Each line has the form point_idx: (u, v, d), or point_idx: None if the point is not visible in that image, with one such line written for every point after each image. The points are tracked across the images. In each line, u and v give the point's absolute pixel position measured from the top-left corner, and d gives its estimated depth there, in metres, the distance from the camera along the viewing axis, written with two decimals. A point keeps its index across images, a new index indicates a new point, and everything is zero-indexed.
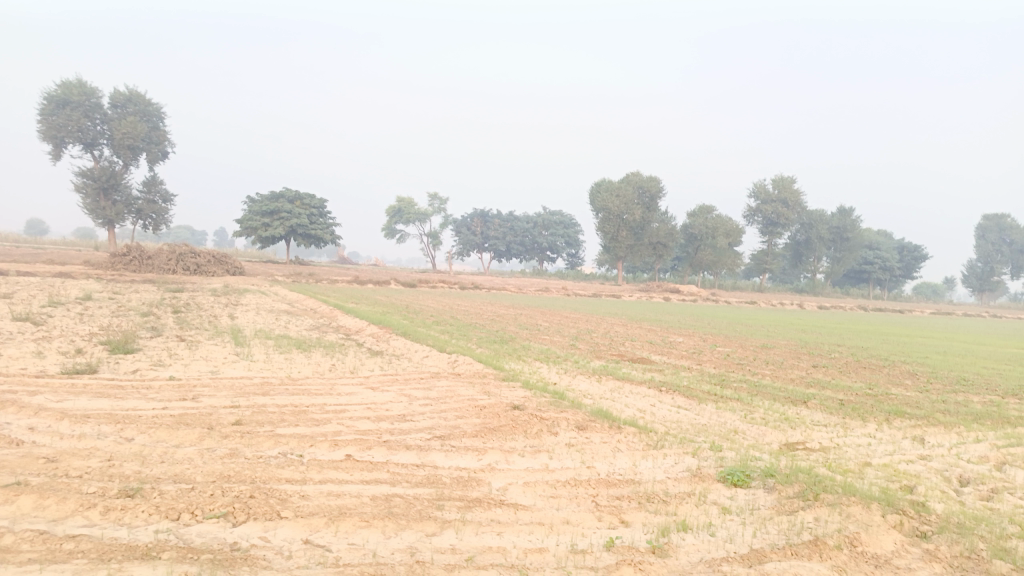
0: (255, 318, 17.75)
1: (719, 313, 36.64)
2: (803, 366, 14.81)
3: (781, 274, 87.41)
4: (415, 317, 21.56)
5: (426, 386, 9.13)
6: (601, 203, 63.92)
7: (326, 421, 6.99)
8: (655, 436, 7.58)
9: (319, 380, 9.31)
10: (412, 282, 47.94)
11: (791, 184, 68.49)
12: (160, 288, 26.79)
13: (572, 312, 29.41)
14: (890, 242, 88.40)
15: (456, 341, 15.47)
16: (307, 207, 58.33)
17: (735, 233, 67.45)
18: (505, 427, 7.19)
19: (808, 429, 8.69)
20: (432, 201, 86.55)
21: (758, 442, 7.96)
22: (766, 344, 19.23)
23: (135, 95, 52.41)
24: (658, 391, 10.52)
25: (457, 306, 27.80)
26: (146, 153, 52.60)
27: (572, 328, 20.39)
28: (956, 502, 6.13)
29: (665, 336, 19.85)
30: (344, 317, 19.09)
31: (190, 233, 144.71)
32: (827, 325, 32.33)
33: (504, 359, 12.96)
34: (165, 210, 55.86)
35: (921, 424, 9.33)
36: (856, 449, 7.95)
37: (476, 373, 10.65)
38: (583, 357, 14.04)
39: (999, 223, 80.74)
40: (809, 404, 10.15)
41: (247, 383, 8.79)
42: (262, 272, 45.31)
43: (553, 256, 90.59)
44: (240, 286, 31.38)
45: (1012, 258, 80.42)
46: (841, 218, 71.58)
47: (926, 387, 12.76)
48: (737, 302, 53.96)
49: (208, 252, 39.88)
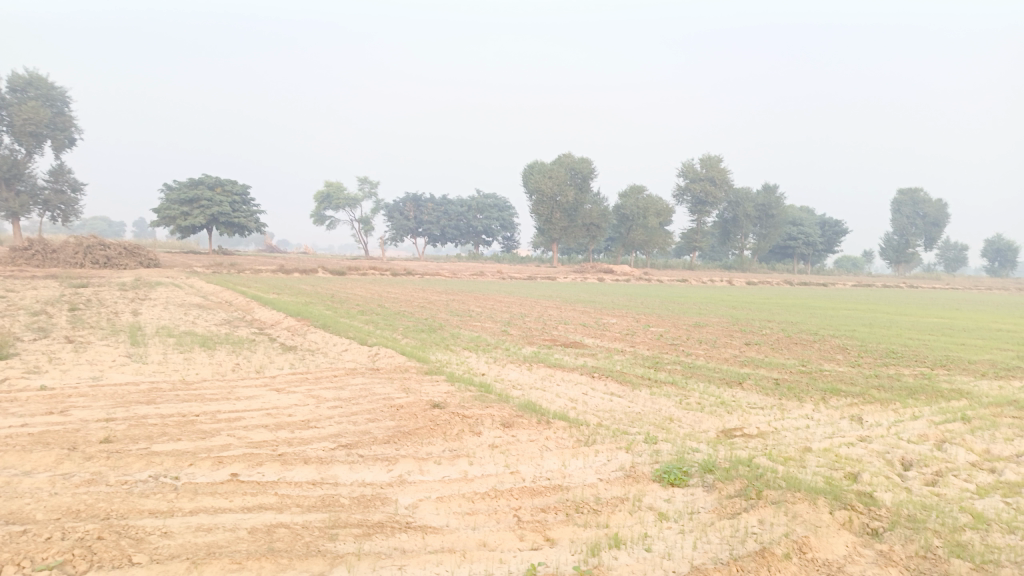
0: (162, 313, 16.44)
1: (651, 292, 36.86)
2: (736, 344, 14.60)
3: (710, 251, 89.12)
4: (339, 306, 20.52)
5: (338, 385, 8.33)
6: (534, 185, 63.43)
7: (214, 434, 6.12)
8: (586, 430, 7.01)
9: (217, 384, 8.37)
10: (341, 269, 46.46)
11: (718, 163, 69.61)
12: (63, 284, 24.89)
13: (504, 296, 28.87)
14: (813, 218, 91.07)
15: (379, 331, 14.61)
16: (229, 194, 55.88)
17: (666, 213, 68.24)
18: (422, 429, 6.48)
19: (746, 413, 8.28)
20: (363, 185, 84.47)
21: (694, 430, 7.49)
22: (698, 322, 19.09)
23: (36, 78, 49.06)
24: (590, 378, 9.97)
25: (385, 294, 26.88)
26: (51, 140, 49.25)
27: (503, 313, 19.74)
28: (903, 490, 5.74)
29: (598, 318, 19.45)
30: (260, 310, 17.93)
31: (106, 225, 137.80)
32: (756, 301, 32.81)
33: (429, 350, 12.19)
34: (75, 200, 52.69)
35: (857, 402, 9.06)
36: (796, 433, 7.58)
37: (395, 367, 9.86)
38: (514, 344, 13.43)
39: (912, 198, 84.23)
40: (744, 385, 9.78)
41: (132, 391, 7.77)
42: (180, 263, 43.08)
43: (488, 240, 89.98)
44: (154, 279, 29.54)
45: (925, 231, 84.26)
46: (767, 196, 73.22)
47: (858, 362, 12.63)
48: (669, 280, 54.61)
49: (118, 244, 37.56)
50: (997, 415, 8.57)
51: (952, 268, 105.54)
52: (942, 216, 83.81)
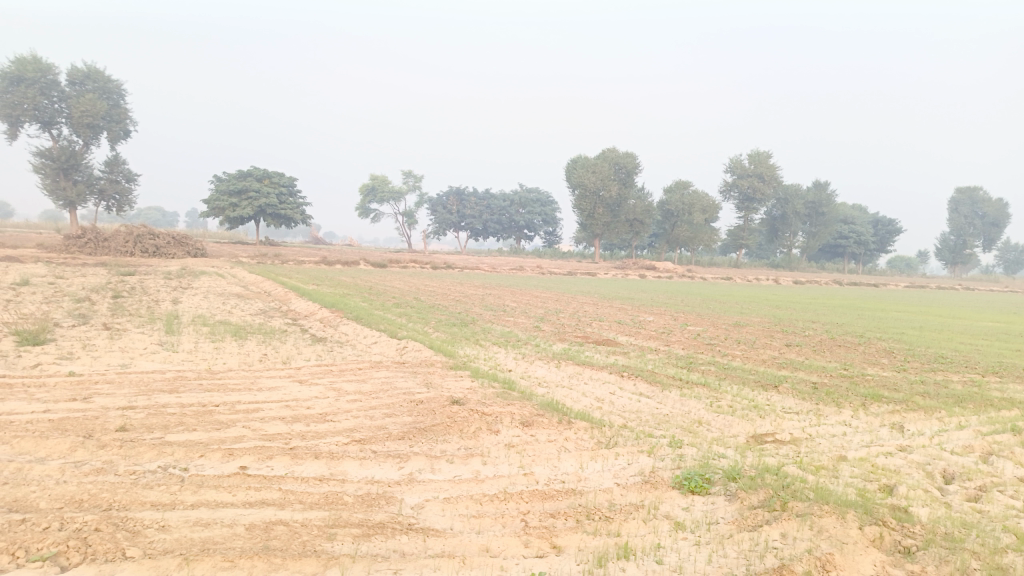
0: (201, 302, 16.68)
1: (693, 290, 36.26)
2: (775, 345, 14.14)
3: (756, 249, 87.39)
4: (375, 299, 20.55)
5: (362, 378, 8.28)
6: (578, 179, 62.91)
7: (230, 426, 6.12)
8: (609, 431, 6.79)
9: (241, 374, 8.38)
10: (382, 262, 46.81)
11: (767, 159, 68.09)
12: (111, 272, 25.53)
13: (542, 291, 28.66)
14: (865, 216, 88.54)
15: (411, 325, 14.56)
16: (276, 186, 56.79)
17: (712, 210, 67.03)
18: (439, 426, 6.35)
19: (778, 418, 7.95)
20: (407, 179, 85.06)
21: (723, 434, 7.21)
22: (738, 322, 18.60)
23: (94, 72, 50.48)
24: (619, 377, 9.71)
25: (422, 287, 26.93)
26: (107, 132, 50.68)
27: (538, 308, 19.55)
28: (942, 506, 5.40)
29: (635, 315, 19.12)
30: (297, 301, 18.05)
31: (160, 215, 141.67)
32: (801, 301, 31.99)
33: (458, 344, 12.08)
34: (129, 190, 54.16)
35: (900, 409, 8.63)
36: (831, 441, 7.24)
37: (421, 361, 9.75)
38: (545, 340, 13.22)
39: (971, 196, 81.18)
40: (780, 388, 9.42)
41: (157, 379, 7.82)
42: (226, 253, 43.91)
43: (530, 234, 89.82)
44: (199, 268, 30.14)
45: (984, 231, 81.19)
46: (817, 193, 71.40)
47: (903, 367, 12.09)
48: (713, 278, 53.60)
49: (167, 234, 38.48)
50: None
51: (1012, 271, 101.60)
52: (1002, 216, 80.67)
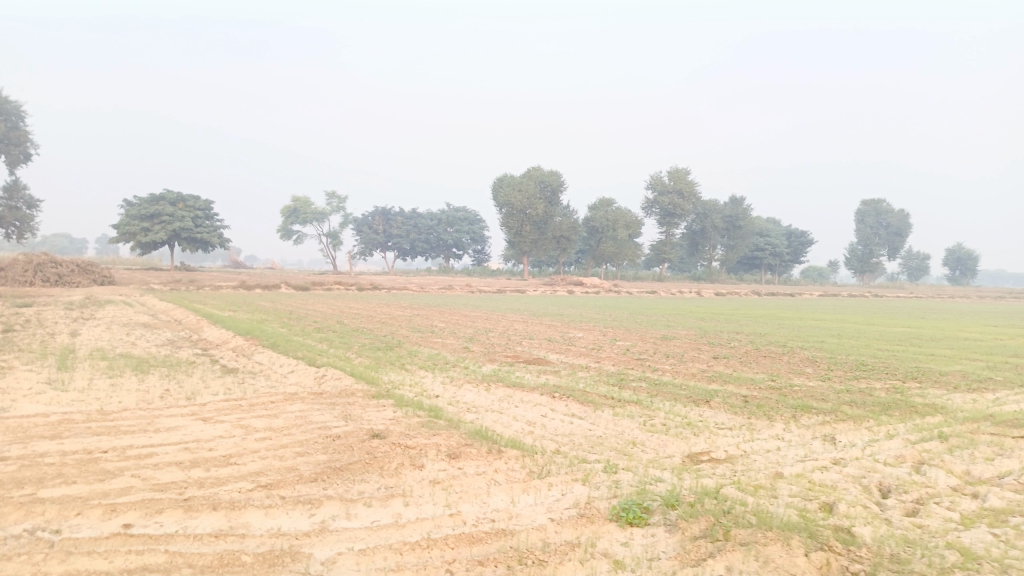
0: (102, 334, 15.50)
1: (621, 305, 36.54)
2: (704, 358, 14.12)
3: (679, 263, 89.43)
4: (296, 324, 19.66)
5: (274, 413, 7.63)
6: (503, 198, 62.89)
7: (116, 475, 5.43)
8: (541, 459, 6.40)
9: (137, 414, 7.59)
10: (305, 285, 45.37)
11: (685, 175, 69.91)
12: (5, 304, 23.69)
13: (471, 310, 28.22)
14: (779, 229, 91.95)
15: (332, 351, 13.86)
16: (191, 209, 54.53)
17: (635, 225, 68.20)
18: (356, 464, 5.82)
19: (713, 435, 7.74)
20: (331, 199, 83.39)
21: (658, 456, 6.93)
22: (666, 335, 18.64)
23: None
24: (550, 398, 9.36)
25: (347, 310, 26.10)
26: (5, 155, 47.69)
27: (465, 328, 19.09)
28: (883, 523, 5.24)
29: (564, 332, 18.90)
30: (209, 329, 17.01)
31: (67, 242, 134.31)
32: (725, 312, 32.66)
33: (381, 370, 11.49)
34: (30, 216, 51.00)
35: (830, 420, 8.58)
36: (766, 457, 7.06)
37: (341, 391, 9.15)
38: (473, 362, 12.77)
39: (875, 208, 85.50)
40: (712, 403, 9.26)
41: (37, 424, 6.97)
42: (137, 280, 41.70)
43: (459, 253, 89.38)
44: (106, 297, 28.40)
45: (888, 240, 85.67)
46: (734, 207, 73.71)
47: (828, 376, 12.20)
48: (639, 292, 54.34)
49: (71, 261, 36.20)
50: (974, 432, 8.16)
51: (915, 277, 107.48)
52: (904, 226, 85.30)
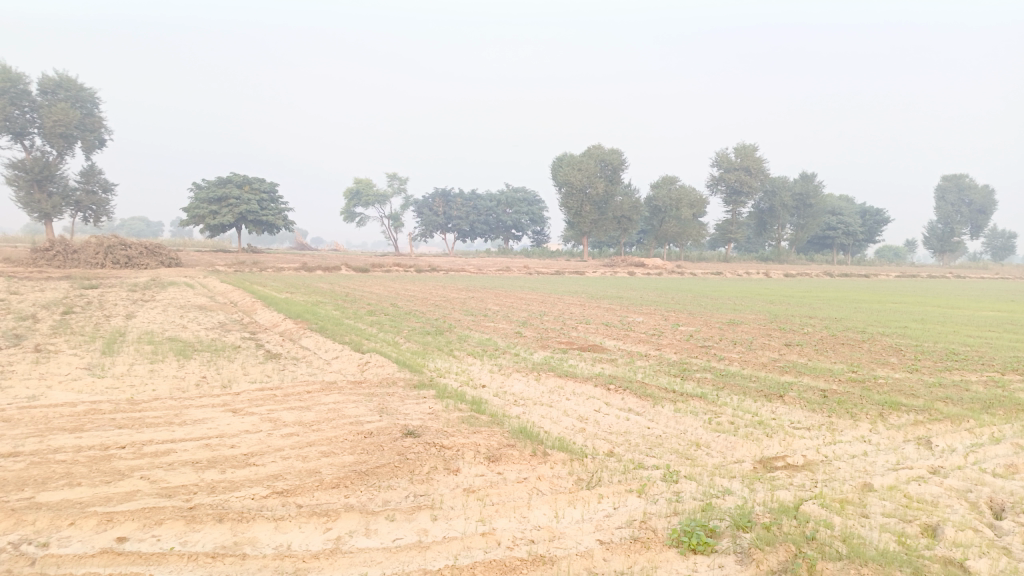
0: (155, 317, 15.41)
1: (683, 287, 35.33)
2: (775, 345, 13.09)
3: (745, 243, 86.73)
4: (348, 306, 19.34)
5: (307, 405, 7.15)
6: (563, 178, 61.80)
7: (125, 476, 4.99)
8: (592, 463, 5.70)
9: (166, 405, 7.20)
10: (365, 266, 45.53)
11: (753, 151, 67.31)
12: (73, 285, 24.25)
13: (529, 292, 27.56)
14: (852, 206, 88.15)
15: (380, 335, 13.39)
16: (256, 192, 55.42)
17: (699, 204, 66.10)
18: (384, 467, 5.24)
19: (788, 436, 6.88)
20: (392, 181, 83.87)
21: (726, 460, 6.16)
22: (732, 320, 17.60)
23: (66, 80, 49.10)
24: (604, 391, 8.61)
25: (402, 292, 25.82)
26: (81, 142, 49.24)
27: (520, 312, 18.42)
28: (1003, 555, 4.34)
29: (624, 317, 18.03)
30: (262, 312, 16.85)
31: (144, 226, 139.84)
32: (795, 294, 31.11)
33: (428, 356, 10.96)
34: (106, 201, 52.68)
35: (924, 420, 7.58)
36: (851, 465, 6.18)
37: (381, 381, 8.61)
38: (525, 348, 12.10)
39: (957, 184, 80.92)
40: (785, 398, 8.36)
41: (62, 415, 6.65)
42: (203, 262, 42.54)
43: (518, 234, 88.77)
44: (171, 279, 28.87)
45: (971, 218, 81.10)
46: (804, 184, 70.81)
47: (915, 367, 11.02)
48: (703, 273, 52.70)
49: (140, 244, 37.09)
50: None
51: (1000, 257, 101.67)
52: (990, 203, 80.53)
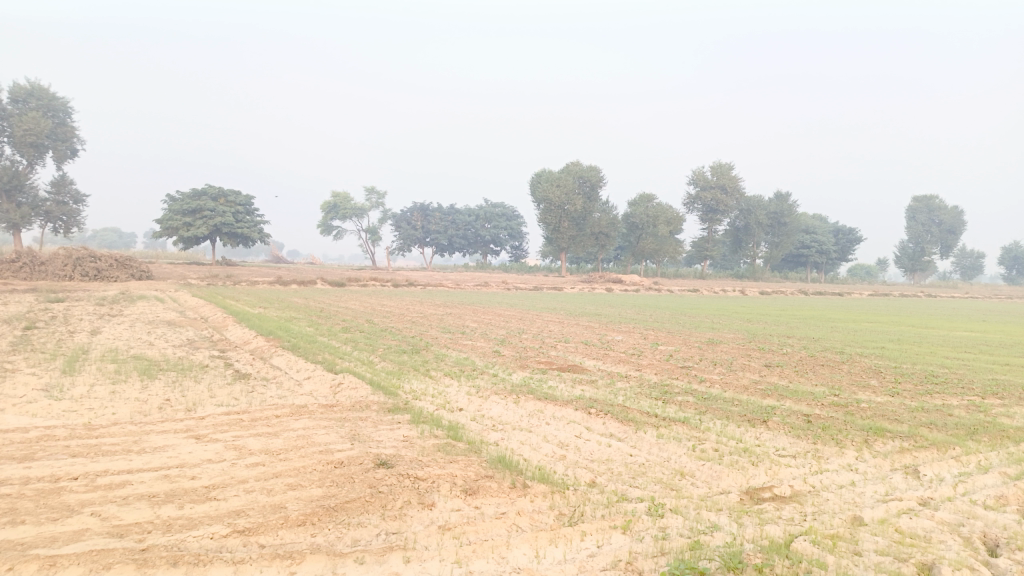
0: (121, 333, 14.91)
1: (661, 304, 35.33)
2: (755, 366, 12.95)
3: (721, 260, 87.46)
4: (322, 323, 18.93)
5: (275, 431, 6.83)
6: (542, 194, 61.88)
7: (74, 513, 4.64)
8: (573, 496, 5.45)
9: (126, 431, 6.82)
10: (341, 281, 45.00)
11: (729, 170, 67.96)
12: (39, 298, 23.55)
13: (507, 309, 27.33)
14: (825, 225, 89.36)
15: (354, 354, 13.04)
16: (232, 204, 54.71)
17: (677, 222, 66.50)
18: (354, 502, 4.94)
19: (775, 465, 6.68)
20: (370, 195, 83.48)
21: (711, 492, 5.94)
22: (712, 339, 17.49)
23: (38, 89, 48.22)
24: (585, 415, 8.37)
25: (379, 308, 25.46)
26: (52, 151, 48.30)
27: (498, 329, 18.15)
28: None
29: (602, 335, 17.83)
30: (233, 329, 16.41)
31: (117, 237, 137.86)
32: (772, 312, 31.20)
33: (403, 377, 10.64)
34: (77, 211, 51.65)
35: (910, 447, 7.43)
36: (840, 496, 5.99)
37: (354, 404, 8.28)
38: (503, 368, 11.83)
39: (927, 204, 82.31)
40: (769, 423, 8.18)
41: (12, 442, 6.25)
42: (174, 275, 41.74)
43: (496, 249, 88.63)
44: (141, 293, 28.21)
45: (941, 238, 82.49)
46: (779, 203, 71.63)
47: (896, 390, 10.93)
48: (680, 290, 52.87)
49: (110, 256, 36.30)
50: None
51: (969, 276, 103.52)
52: (958, 224, 82.02)
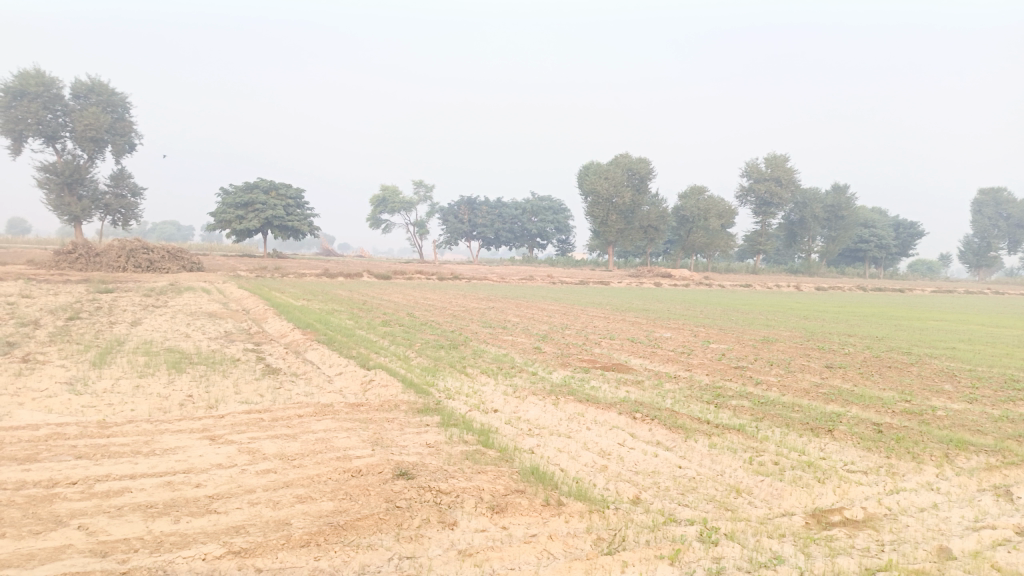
0: (161, 325, 14.77)
1: (713, 300, 34.23)
2: (816, 368, 12.05)
3: (774, 255, 85.14)
4: (362, 316, 18.61)
5: (294, 432, 6.38)
6: (590, 186, 60.91)
7: (59, 526, 4.21)
8: (614, 518, 4.82)
9: (139, 430, 6.46)
10: (387, 273, 45.00)
11: (784, 162, 65.87)
12: (89, 289, 23.93)
13: (551, 303, 26.68)
14: (885, 219, 86.23)
15: (391, 349, 12.62)
16: (283, 197, 55.27)
17: (728, 215, 64.75)
18: (366, 519, 4.42)
19: (844, 483, 5.93)
20: (418, 189, 83.67)
21: (772, 514, 5.23)
22: (767, 337, 16.56)
23: (98, 84, 49.33)
24: (629, 420, 7.70)
25: (422, 301, 25.13)
26: (112, 146, 49.38)
27: (541, 325, 17.53)
28: None
29: (650, 332, 17.08)
30: (272, 321, 16.16)
31: (175, 229, 141.83)
32: (829, 309, 29.83)
33: (438, 374, 10.12)
34: (135, 204, 52.75)
35: (998, 464, 6.56)
36: (923, 522, 5.21)
37: (382, 404, 7.79)
38: (544, 366, 11.22)
39: (995, 197, 78.55)
40: (834, 433, 7.40)
41: (20, 441, 5.92)
42: (224, 267, 42.27)
43: (543, 243, 88.02)
44: (189, 284, 28.46)
45: (1009, 232, 78.56)
46: (836, 196, 69.21)
47: (975, 396, 9.94)
48: (731, 286, 51.39)
49: (163, 248, 36.86)
50: None
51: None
52: None
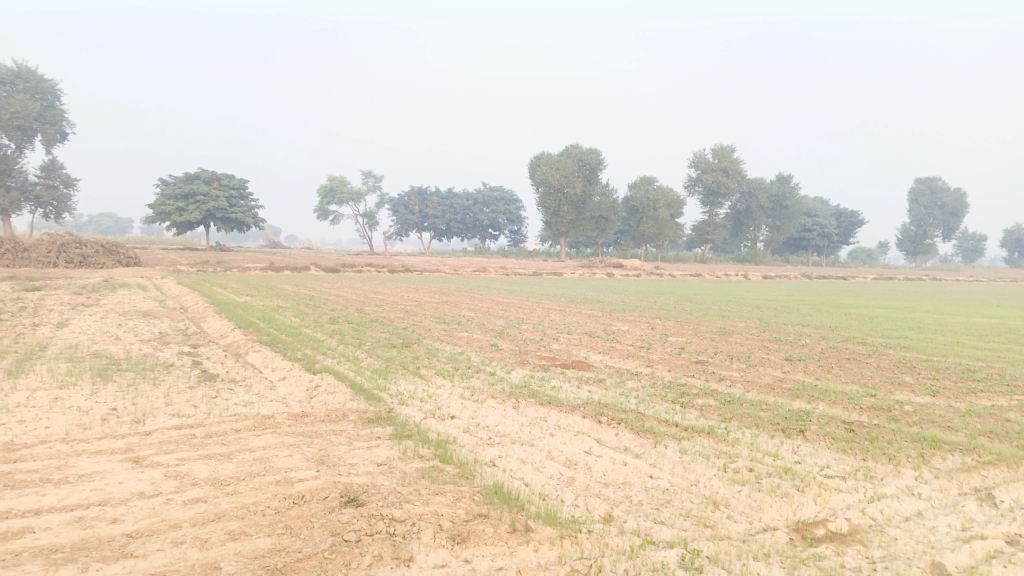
0: (90, 327, 13.75)
1: (665, 290, 34.25)
2: (777, 362, 11.80)
3: (721, 244, 86.33)
4: (309, 313, 17.77)
5: (229, 452, 5.75)
6: (541, 177, 60.51)
7: None
8: (588, 544, 4.36)
9: (52, 452, 5.74)
10: (336, 266, 43.91)
11: (731, 152, 66.68)
12: (14, 287, 22.45)
13: (505, 296, 26.18)
14: (827, 208, 88.34)
15: (339, 348, 11.95)
16: (226, 188, 53.38)
17: (677, 205, 65.26)
18: (309, 559, 3.85)
19: (825, 491, 5.60)
20: (367, 179, 82.06)
21: (756, 532, 4.84)
22: (724, 329, 16.40)
23: (24, 70, 46.79)
24: (594, 424, 7.28)
25: (371, 295, 24.35)
26: (41, 135, 46.87)
27: (496, 320, 17.03)
28: None
29: (607, 325, 16.71)
30: (212, 320, 15.28)
31: (112, 222, 136.38)
32: (779, 298, 30.12)
33: (390, 377, 9.53)
34: (68, 196, 50.24)
35: (975, 464, 6.34)
36: (910, 534, 4.90)
37: (329, 414, 7.19)
38: (501, 365, 10.71)
39: (931, 185, 81.36)
40: (807, 434, 7.09)
41: None
42: (163, 261, 40.52)
43: (495, 234, 87.42)
44: (125, 281, 27.07)
45: (943, 221, 81.44)
46: (781, 186, 70.49)
47: (937, 389, 9.82)
48: (682, 275, 51.78)
49: (96, 242, 35.01)
50: None
51: (971, 259, 102.47)
52: (962, 206, 80.99)
